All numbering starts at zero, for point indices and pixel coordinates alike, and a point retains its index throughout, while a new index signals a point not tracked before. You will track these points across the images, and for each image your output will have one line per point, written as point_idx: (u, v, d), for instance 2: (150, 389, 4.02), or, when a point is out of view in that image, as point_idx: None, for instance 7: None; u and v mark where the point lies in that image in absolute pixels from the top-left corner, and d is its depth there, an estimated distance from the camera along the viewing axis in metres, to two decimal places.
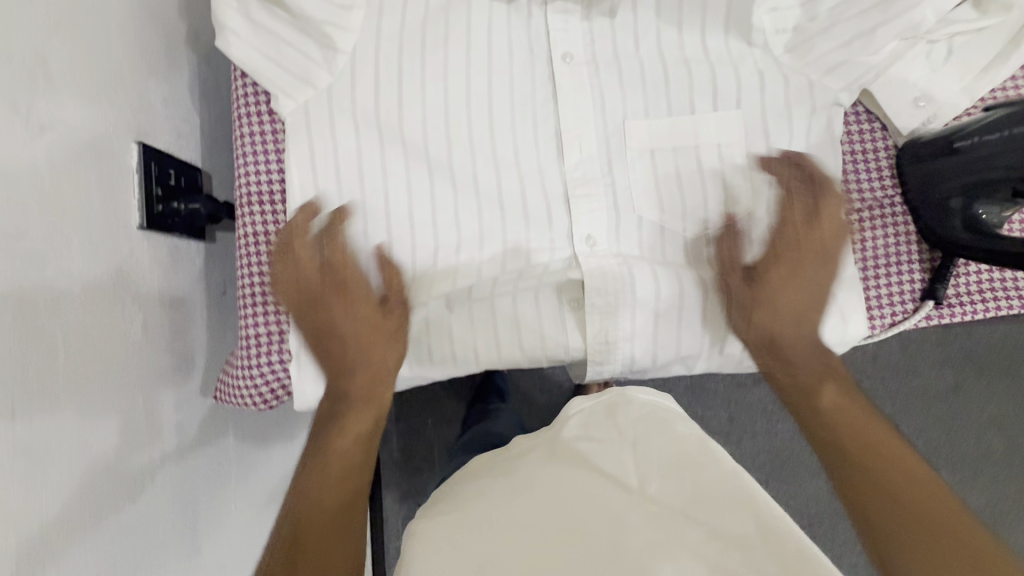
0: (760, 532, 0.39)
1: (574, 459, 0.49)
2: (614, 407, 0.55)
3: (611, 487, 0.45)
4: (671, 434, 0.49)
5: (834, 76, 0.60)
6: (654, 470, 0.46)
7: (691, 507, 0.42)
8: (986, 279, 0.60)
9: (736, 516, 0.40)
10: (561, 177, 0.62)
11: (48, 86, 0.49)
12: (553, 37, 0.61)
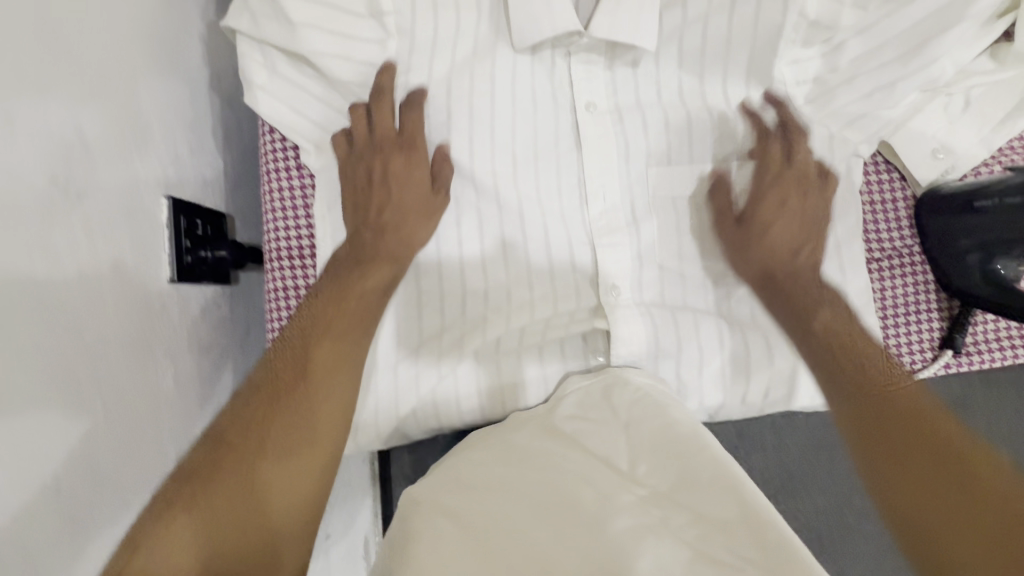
0: (744, 510, 0.33)
1: (566, 440, 0.46)
2: (612, 389, 0.54)
3: (595, 468, 0.41)
4: (665, 416, 0.45)
5: (854, 128, 0.61)
6: (645, 451, 0.42)
7: (678, 489, 0.37)
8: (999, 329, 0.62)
9: (718, 499, 0.35)
10: (585, 226, 0.62)
11: (83, 151, 0.48)
12: (577, 87, 0.61)
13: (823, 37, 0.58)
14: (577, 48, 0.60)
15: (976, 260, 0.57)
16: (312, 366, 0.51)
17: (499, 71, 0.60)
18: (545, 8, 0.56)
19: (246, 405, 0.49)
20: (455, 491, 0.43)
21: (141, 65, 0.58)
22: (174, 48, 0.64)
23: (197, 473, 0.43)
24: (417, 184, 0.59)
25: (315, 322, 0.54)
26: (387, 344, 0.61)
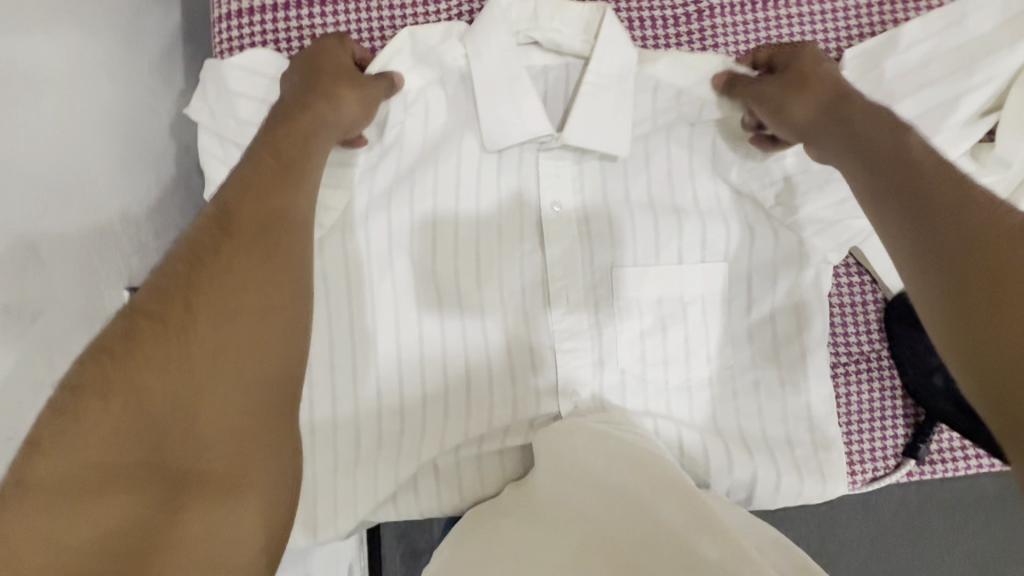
0: (729, 555, 0.32)
1: (562, 511, 0.46)
2: (573, 433, 0.55)
3: (589, 538, 0.40)
4: (637, 459, 0.46)
5: (825, 234, 0.60)
6: (626, 504, 0.41)
7: (667, 542, 0.36)
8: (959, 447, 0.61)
9: (702, 541, 0.34)
10: (549, 322, 0.62)
11: (39, 267, 0.50)
12: (545, 182, 0.61)
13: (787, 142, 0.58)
14: (548, 147, 0.61)
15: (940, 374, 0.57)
16: (222, 246, 0.44)
17: (465, 156, 0.61)
18: (514, 112, 0.58)
19: (159, 328, 0.38)
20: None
21: (105, 160, 0.59)
22: (142, 136, 0.65)
23: (98, 374, 0.36)
24: (381, 279, 0.61)
25: (220, 217, 0.46)
26: (348, 442, 0.60)
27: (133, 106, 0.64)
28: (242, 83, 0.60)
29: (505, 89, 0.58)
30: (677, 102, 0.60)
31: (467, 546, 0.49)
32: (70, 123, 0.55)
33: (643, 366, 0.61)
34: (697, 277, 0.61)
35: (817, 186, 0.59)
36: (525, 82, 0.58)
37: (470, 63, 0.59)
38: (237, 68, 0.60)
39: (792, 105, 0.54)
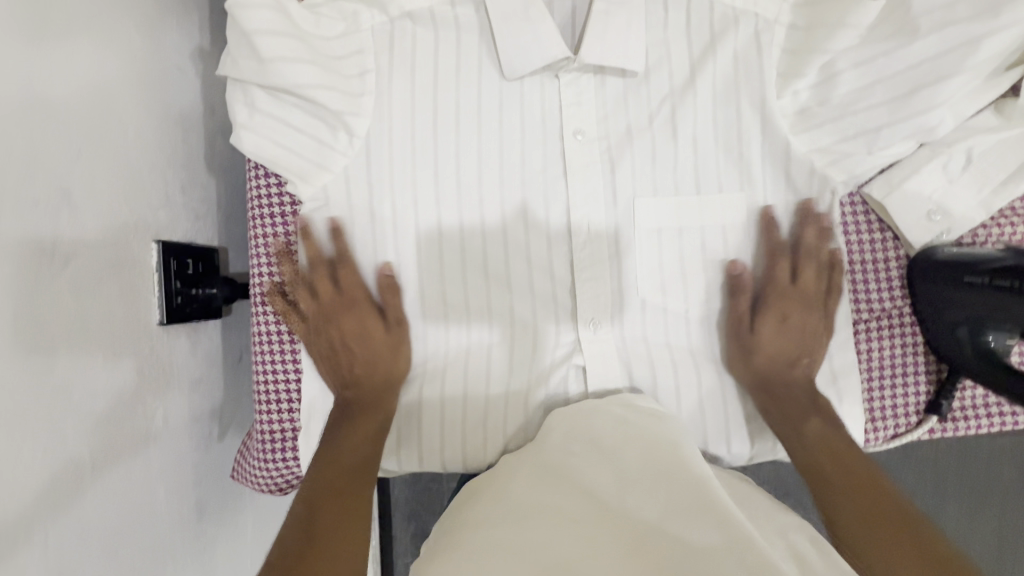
0: (725, 535, 0.35)
1: (563, 479, 0.48)
2: (593, 420, 0.57)
3: (587, 511, 0.42)
4: (646, 447, 0.48)
5: (838, 165, 0.60)
6: (630, 483, 0.44)
7: (666, 517, 0.38)
8: (982, 401, 0.61)
9: (701, 525, 0.36)
10: (569, 261, 0.64)
11: (71, 212, 0.51)
12: (565, 113, 0.61)
13: (795, 84, 0.58)
14: (565, 69, 0.61)
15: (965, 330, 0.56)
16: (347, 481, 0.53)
17: (484, 93, 0.61)
18: (531, 40, 0.58)
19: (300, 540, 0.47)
20: (472, 539, 0.44)
21: (131, 112, 0.60)
22: (166, 90, 0.66)
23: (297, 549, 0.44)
24: (403, 228, 0.63)
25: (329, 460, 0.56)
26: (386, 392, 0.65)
27: (156, 58, 0.64)
28: (253, 21, 0.56)
29: (521, 16, 0.59)
30: (689, 35, 0.60)
31: (469, 508, 0.52)
32: (99, 72, 0.55)
33: (663, 297, 0.64)
34: (713, 212, 0.62)
35: (827, 122, 0.59)
36: (537, 7, 0.59)
37: None
38: (246, 8, 0.56)
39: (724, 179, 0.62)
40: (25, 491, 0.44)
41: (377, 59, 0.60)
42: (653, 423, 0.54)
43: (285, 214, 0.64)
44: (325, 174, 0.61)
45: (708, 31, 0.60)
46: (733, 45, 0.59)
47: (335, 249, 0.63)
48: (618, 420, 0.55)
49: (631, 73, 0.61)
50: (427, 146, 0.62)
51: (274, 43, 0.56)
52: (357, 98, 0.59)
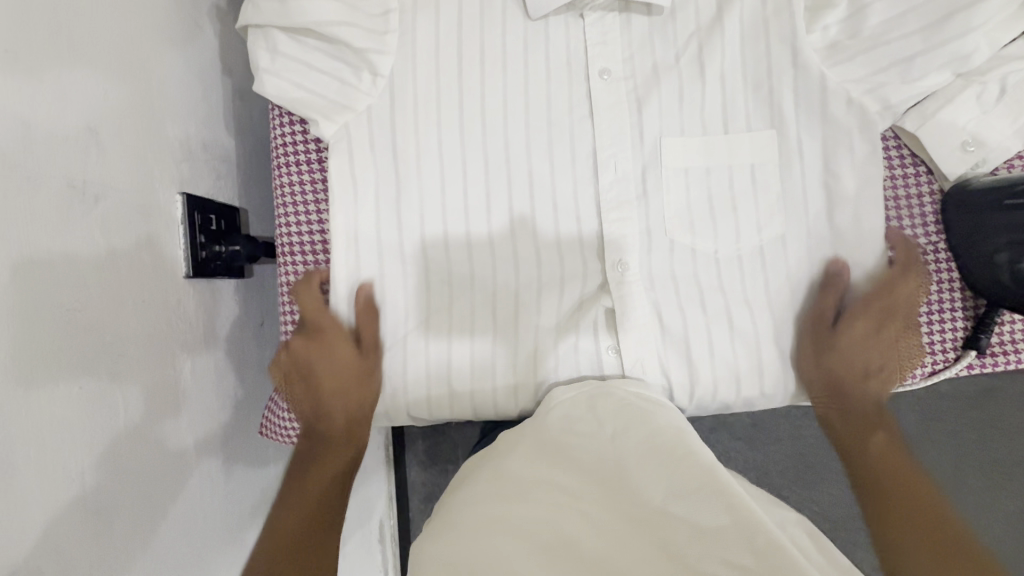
0: (732, 517, 0.33)
1: (564, 459, 0.46)
2: (600, 401, 0.55)
3: (590, 494, 0.41)
4: (651, 426, 0.46)
5: (875, 98, 0.59)
6: (634, 466, 0.42)
7: (671, 500, 0.37)
8: (1015, 334, 0.63)
9: (706, 505, 0.35)
10: (596, 204, 0.63)
11: (100, 151, 0.51)
12: (591, 53, 0.61)
13: (826, 17, 0.58)
14: (591, 8, 0.61)
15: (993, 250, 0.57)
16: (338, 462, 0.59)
17: (509, 36, 0.61)
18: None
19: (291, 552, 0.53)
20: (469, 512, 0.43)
21: (155, 61, 0.60)
22: (188, 44, 0.66)
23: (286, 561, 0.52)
24: (428, 175, 0.63)
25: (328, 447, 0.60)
26: (411, 341, 0.64)
27: (179, 12, 0.64)
28: None
29: None
30: None
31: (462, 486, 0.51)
32: (125, 19, 0.56)
33: (692, 238, 0.63)
34: (740, 152, 0.62)
35: (861, 54, 0.58)
36: None
37: None
38: None
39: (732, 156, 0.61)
40: (53, 418, 0.44)
41: (401, 1, 0.60)
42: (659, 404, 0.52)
43: (309, 164, 0.64)
44: (347, 111, 0.60)
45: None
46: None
47: (359, 194, 0.62)
48: (630, 400, 0.54)
49: (657, 10, 0.60)
50: (453, 88, 0.61)
51: None
52: (382, 36, 0.59)
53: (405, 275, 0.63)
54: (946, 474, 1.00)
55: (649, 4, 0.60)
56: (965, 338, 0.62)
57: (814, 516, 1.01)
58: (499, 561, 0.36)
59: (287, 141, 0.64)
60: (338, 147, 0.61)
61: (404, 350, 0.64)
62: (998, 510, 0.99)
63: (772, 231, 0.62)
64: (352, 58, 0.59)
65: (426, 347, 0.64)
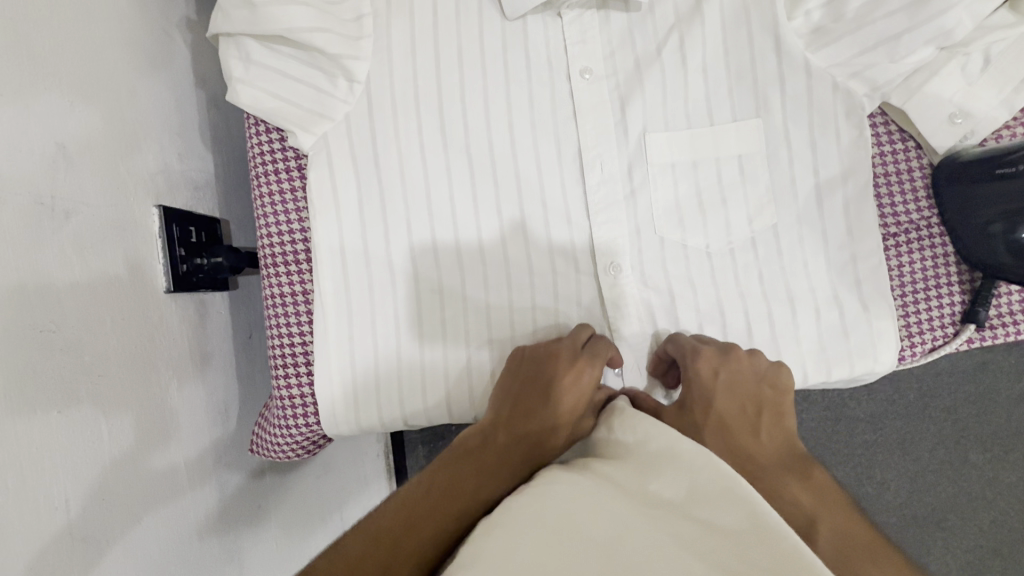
0: (753, 522, 0.34)
1: (579, 465, 0.45)
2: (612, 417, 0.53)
3: (604, 483, 0.40)
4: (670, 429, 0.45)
5: (860, 77, 0.58)
6: (649, 465, 0.42)
7: (690, 501, 0.37)
8: (1010, 306, 0.63)
9: (731, 510, 0.35)
10: (584, 198, 0.62)
11: (69, 167, 0.50)
12: (571, 51, 0.60)
13: (806, 3, 0.57)
14: (569, 5, 0.59)
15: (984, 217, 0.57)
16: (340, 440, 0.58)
17: (486, 37, 0.60)
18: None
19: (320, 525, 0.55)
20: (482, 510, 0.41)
21: (123, 74, 0.58)
22: (157, 57, 0.64)
23: None
24: (412, 177, 0.61)
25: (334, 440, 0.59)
26: (402, 347, 0.62)
27: (145, 22, 0.62)
28: None
29: None
30: None
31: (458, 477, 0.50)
32: (90, 34, 0.54)
33: (681, 234, 0.62)
34: (728, 140, 0.61)
35: (845, 37, 0.57)
36: None
37: None
38: None
39: (720, 145, 0.61)
40: (30, 444, 0.42)
41: (374, 4, 0.58)
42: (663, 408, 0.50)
43: (288, 171, 0.63)
44: (325, 121, 0.59)
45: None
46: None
47: (341, 200, 0.60)
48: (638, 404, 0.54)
49: (636, 4, 0.60)
50: (431, 89, 0.60)
51: None
52: (357, 42, 0.58)
53: (394, 279, 0.62)
54: (946, 451, 0.99)
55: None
56: (963, 313, 0.62)
57: None
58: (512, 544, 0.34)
59: (264, 149, 0.62)
60: (318, 152, 0.60)
61: (396, 356, 0.62)
62: (998, 482, 0.99)
63: (764, 217, 0.61)
64: (328, 64, 0.58)
65: (418, 352, 0.63)
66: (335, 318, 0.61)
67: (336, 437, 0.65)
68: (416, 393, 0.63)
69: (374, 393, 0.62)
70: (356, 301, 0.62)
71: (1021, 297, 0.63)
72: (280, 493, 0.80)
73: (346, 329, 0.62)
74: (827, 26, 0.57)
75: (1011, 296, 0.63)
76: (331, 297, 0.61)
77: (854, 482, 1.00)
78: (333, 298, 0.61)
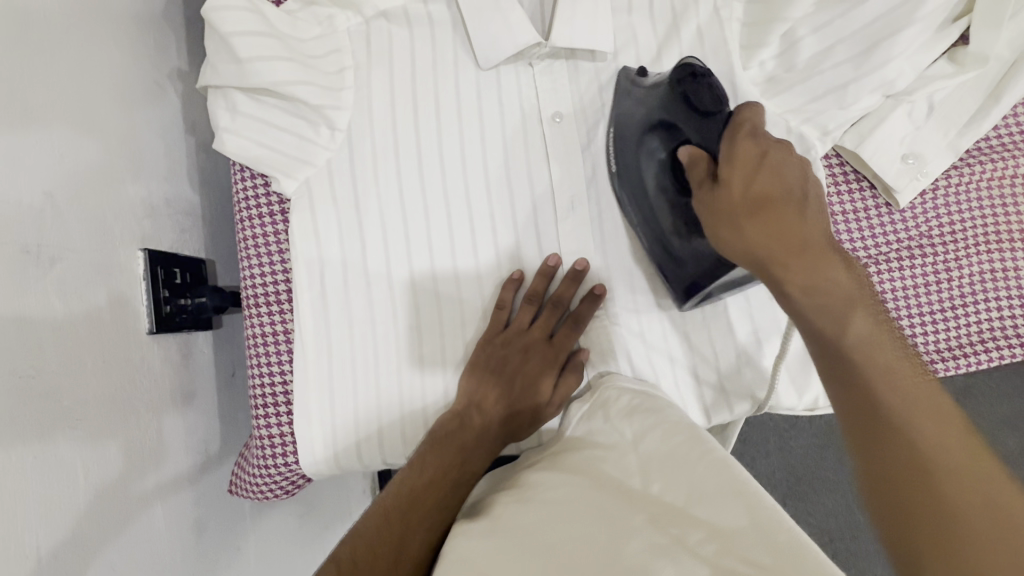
0: (752, 518, 0.35)
1: (583, 467, 0.49)
2: (607, 408, 0.57)
3: (609, 494, 0.43)
4: (667, 426, 0.49)
5: (813, 123, 0.62)
6: (654, 472, 0.44)
7: (692, 503, 0.39)
8: (974, 336, 0.66)
9: (731, 509, 0.36)
10: (557, 236, 0.65)
11: (57, 216, 0.51)
12: (542, 98, 0.63)
13: (760, 55, 0.61)
14: (538, 58, 0.63)
15: (672, 223, 0.58)
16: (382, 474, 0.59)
17: (462, 86, 0.63)
18: (502, 31, 0.60)
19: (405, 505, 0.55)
20: (488, 528, 0.44)
21: (113, 125, 0.61)
22: (147, 107, 0.67)
23: None
24: (391, 217, 0.63)
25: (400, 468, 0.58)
26: (383, 384, 0.63)
27: (138, 75, 0.65)
28: (230, 23, 0.57)
29: (492, 7, 0.61)
30: (653, 16, 0.63)
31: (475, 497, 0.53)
32: (83, 89, 0.57)
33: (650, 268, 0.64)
34: None
35: (797, 85, 0.61)
36: None
37: None
38: (221, 10, 0.57)
39: None
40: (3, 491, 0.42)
41: (355, 58, 0.62)
42: (660, 405, 0.55)
43: (270, 214, 0.65)
44: (308, 167, 0.62)
45: (669, 13, 0.63)
46: (695, 22, 0.62)
47: (322, 243, 0.63)
48: (639, 398, 0.56)
49: (602, 55, 0.63)
50: (410, 135, 0.63)
51: (246, 45, 0.57)
52: (338, 93, 0.61)
53: (375, 317, 0.63)
54: None
55: (593, 50, 0.62)
56: None
57: (811, 530, 1.00)
58: (519, 567, 0.37)
59: (247, 194, 0.64)
60: (299, 197, 0.62)
61: (377, 394, 0.63)
62: None
63: None
64: (309, 113, 0.61)
65: (399, 389, 0.63)
66: (316, 357, 0.63)
67: (315, 476, 0.65)
68: (394, 430, 0.63)
69: (354, 431, 0.63)
70: (337, 339, 0.63)
71: (984, 327, 0.65)
72: (261, 533, 0.79)
73: (327, 367, 0.63)
74: (781, 76, 0.61)
75: (973, 327, 0.66)
76: (312, 337, 0.63)
77: (843, 510, 1.00)
78: (313, 337, 0.63)
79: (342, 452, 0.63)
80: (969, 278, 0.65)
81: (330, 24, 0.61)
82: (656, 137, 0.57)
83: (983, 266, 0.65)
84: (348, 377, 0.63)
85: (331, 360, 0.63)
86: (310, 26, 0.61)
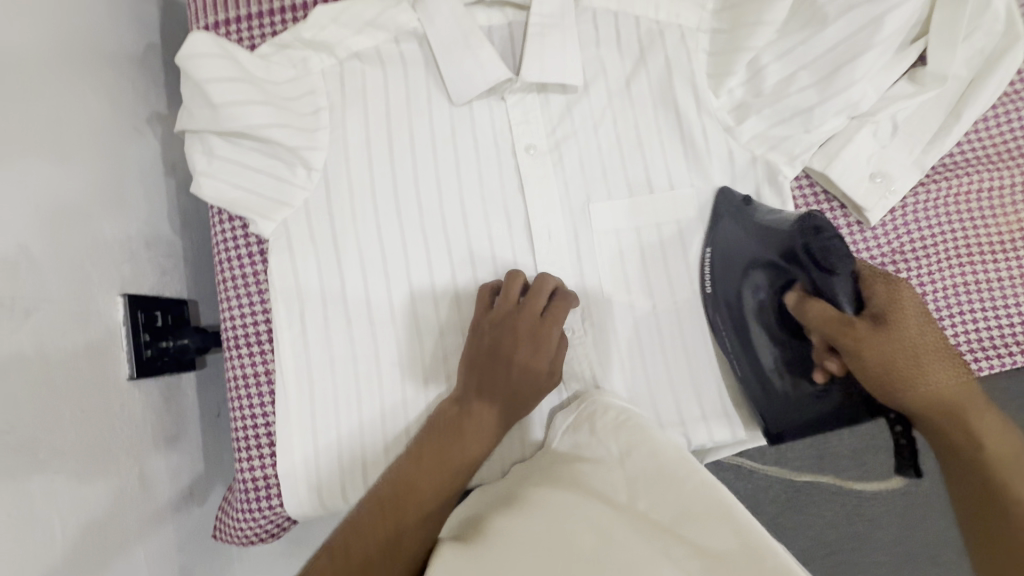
0: (739, 543, 0.35)
1: (569, 481, 0.49)
2: (595, 420, 0.57)
3: (597, 508, 0.43)
4: (657, 446, 0.49)
5: (780, 148, 0.63)
6: (640, 490, 0.44)
7: (677, 523, 0.39)
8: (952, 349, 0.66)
9: (720, 532, 0.36)
10: (536, 266, 0.65)
11: (32, 267, 0.51)
12: (515, 132, 0.64)
13: (728, 83, 0.62)
14: (510, 93, 0.64)
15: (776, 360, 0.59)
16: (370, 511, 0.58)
17: (436, 123, 0.64)
18: (473, 68, 0.62)
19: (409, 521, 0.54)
20: (474, 539, 0.44)
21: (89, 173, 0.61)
22: (124, 153, 0.67)
23: None
24: (371, 254, 0.64)
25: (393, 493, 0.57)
26: (366, 421, 0.63)
27: (114, 121, 0.66)
28: (202, 69, 0.57)
29: (462, 45, 0.62)
30: (621, 50, 0.65)
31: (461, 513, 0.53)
32: (59, 140, 0.57)
33: (628, 295, 0.65)
34: (665, 208, 0.65)
35: (764, 109, 0.62)
36: (477, 35, 0.62)
37: (424, 27, 0.63)
38: (194, 58, 0.57)
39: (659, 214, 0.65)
40: None
41: (330, 98, 0.63)
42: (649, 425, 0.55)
43: (249, 256, 0.65)
44: (285, 208, 0.62)
45: (636, 45, 0.64)
46: (662, 54, 0.64)
47: (302, 283, 0.63)
48: (628, 414, 0.56)
49: (572, 87, 0.64)
50: (387, 172, 0.64)
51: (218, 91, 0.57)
52: (313, 133, 0.62)
53: (357, 353, 0.63)
54: None
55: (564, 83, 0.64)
56: None
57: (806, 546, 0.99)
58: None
59: (226, 238, 0.64)
60: (278, 238, 0.63)
61: (360, 431, 0.63)
62: None
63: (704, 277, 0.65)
64: (286, 155, 0.61)
65: (383, 425, 0.63)
66: (298, 397, 0.63)
67: (299, 517, 0.65)
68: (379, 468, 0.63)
69: (338, 469, 0.63)
70: (319, 378, 0.63)
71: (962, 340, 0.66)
72: None
73: (309, 406, 0.63)
74: (748, 103, 0.63)
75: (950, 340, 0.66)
76: (294, 377, 0.63)
77: None
78: (296, 376, 0.63)
79: (326, 491, 0.63)
80: (942, 292, 0.66)
81: (303, 66, 0.62)
82: (764, 272, 0.60)
83: (955, 279, 0.66)
84: (331, 416, 0.63)
85: (314, 400, 0.63)
86: (283, 69, 0.62)
